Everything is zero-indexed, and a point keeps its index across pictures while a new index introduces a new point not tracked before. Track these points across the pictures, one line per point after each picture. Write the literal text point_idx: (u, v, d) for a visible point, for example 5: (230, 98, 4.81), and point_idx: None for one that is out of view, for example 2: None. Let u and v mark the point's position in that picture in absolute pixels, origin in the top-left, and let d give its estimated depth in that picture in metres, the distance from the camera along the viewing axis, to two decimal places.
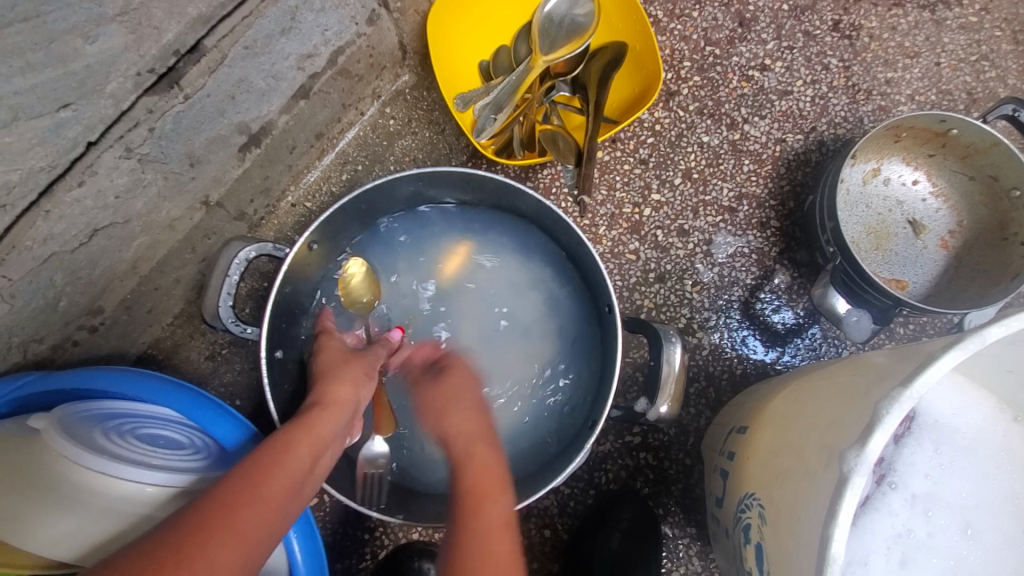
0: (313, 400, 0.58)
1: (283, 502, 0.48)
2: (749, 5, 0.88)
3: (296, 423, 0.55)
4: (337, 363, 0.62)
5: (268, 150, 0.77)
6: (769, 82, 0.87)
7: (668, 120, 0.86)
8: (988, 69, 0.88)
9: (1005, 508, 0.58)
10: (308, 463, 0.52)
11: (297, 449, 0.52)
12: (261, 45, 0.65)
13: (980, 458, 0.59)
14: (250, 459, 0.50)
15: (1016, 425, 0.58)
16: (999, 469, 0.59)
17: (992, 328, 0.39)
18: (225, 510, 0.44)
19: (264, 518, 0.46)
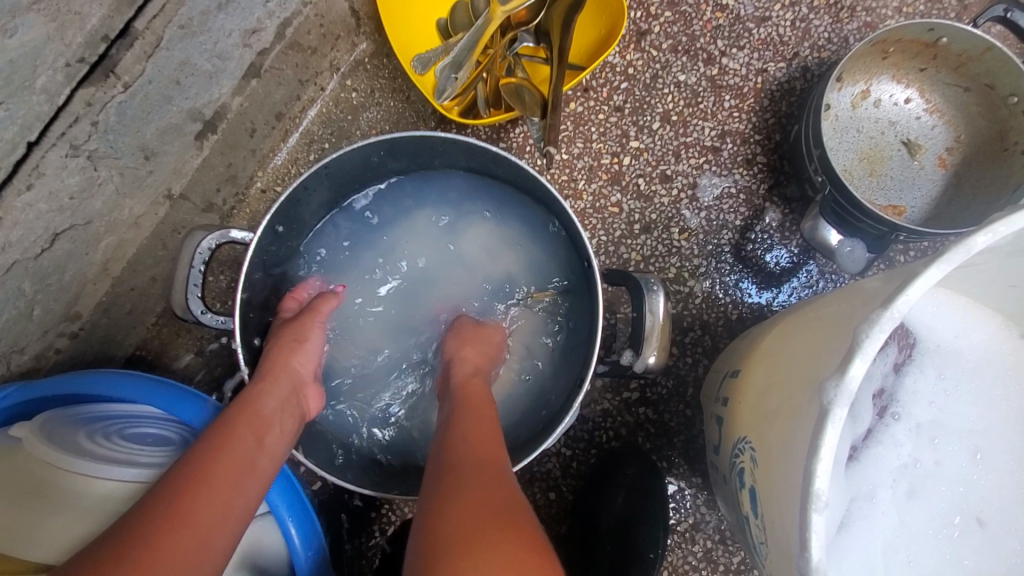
0: (249, 383, 0.57)
1: (237, 482, 0.49)
2: None
3: (233, 409, 0.54)
4: (270, 340, 0.62)
5: (226, 135, 0.75)
6: (746, 9, 0.82)
7: (641, 61, 0.82)
8: None
9: (1015, 429, 0.56)
10: (254, 438, 0.52)
11: (237, 429, 0.52)
12: (198, 23, 0.62)
13: (987, 380, 0.57)
14: (190, 451, 0.50)
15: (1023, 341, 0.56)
16: (1005, 390, 0.57)
17: (977, 233, 0.36)
18: (180, 500, 0.45)
19: (216, 506, 0.46)
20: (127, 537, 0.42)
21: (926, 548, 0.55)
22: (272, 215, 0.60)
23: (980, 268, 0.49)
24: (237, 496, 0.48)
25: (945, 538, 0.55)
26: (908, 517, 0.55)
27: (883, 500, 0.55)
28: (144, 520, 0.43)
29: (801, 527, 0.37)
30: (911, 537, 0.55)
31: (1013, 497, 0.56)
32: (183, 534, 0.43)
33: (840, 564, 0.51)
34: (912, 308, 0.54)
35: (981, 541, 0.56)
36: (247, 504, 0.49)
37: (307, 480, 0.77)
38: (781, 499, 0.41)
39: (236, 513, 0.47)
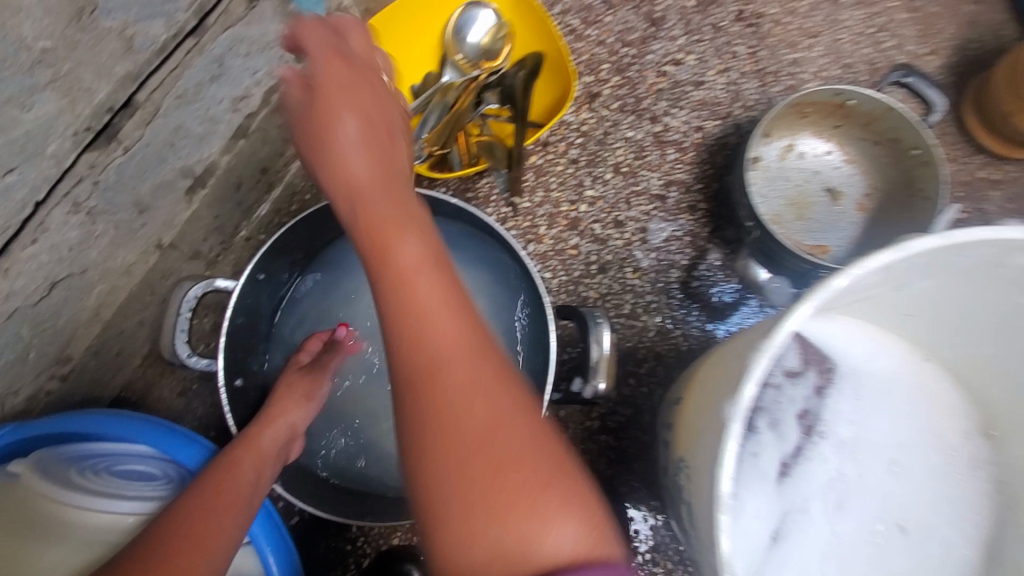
0: (253, 422, 0.66)
1: (232, 513, 0.57)
2: (658, 7, 0.96)
3: (236, 447, 0.63)
4: (279, 384, 0.70)
5: (215, 190, 0.81)
6: (683, 76, 0.94)
7: (593, 120, 0.92)
8: (886, 39, 0.94)
9: (923, 441, 0.64)
10: (252, 477, 0.61)
11: (239, 467, 0.61)
12: (192, 93, 0.69)
13: (896, 399, 0.64)
14: (198, 483, 0.59)
15: (922, 363, 0.64)
16: (911, 406, 0.64)
17: (841, 274, 0.44)
18: (183, 524, 0.54)
19: (211, 533, 0.54)
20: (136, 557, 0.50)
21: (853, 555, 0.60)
22: (254, 263, 0.67)
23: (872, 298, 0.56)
24: (232, 528, 0.56)
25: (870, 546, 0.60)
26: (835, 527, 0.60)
27: (812, 512, 0.60)
28: (152, 545, 0.51)
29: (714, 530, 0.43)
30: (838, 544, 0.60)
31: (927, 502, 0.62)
32: (186, 557, 0.51)
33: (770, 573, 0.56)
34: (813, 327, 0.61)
35: (906, 545, 0.61)
36: (241, 533, 0.57)
37: (285, 514, 0.81)
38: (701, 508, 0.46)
39: (230, 540, 0.55)
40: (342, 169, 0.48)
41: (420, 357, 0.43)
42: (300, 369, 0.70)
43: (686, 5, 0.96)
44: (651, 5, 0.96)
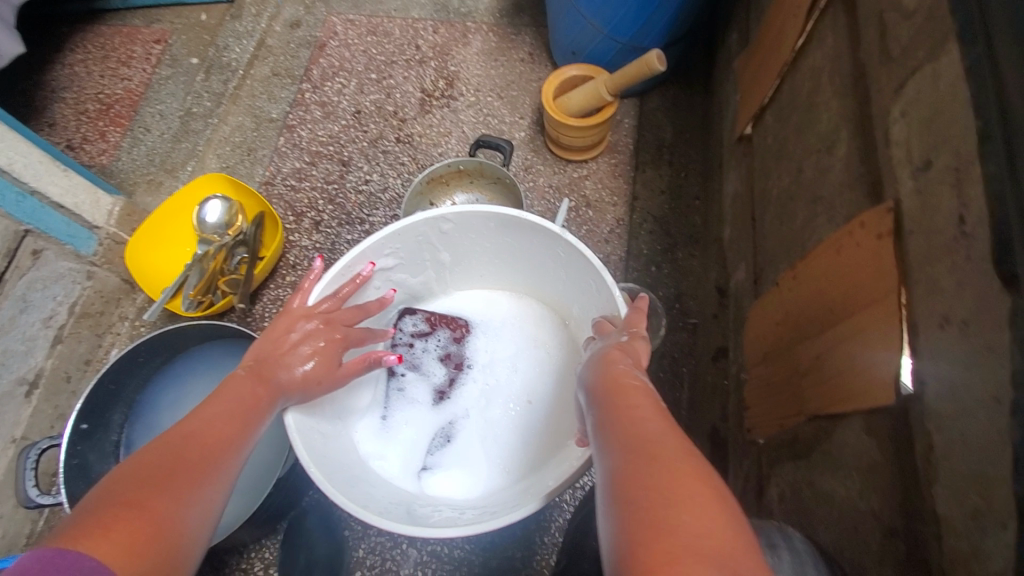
0: (206, 406, 0.64)
1: (146, 535, 0.49)
2: (345, 153, 1.41)
3: (168, 451, 0.57)
4: (228, 382, 0.67)
5: (48, 388, 1.08)
6: (374, 189, 1.37)
7: (322, 238, 1.32)
8: (492, 119, 1.43)
9: (533, 344, 0.92)
10: (189, 482, 0.55)
11: (170, 480, 0.54)
12: (7, 325, 1.01)
13: (511, 324, 0.94)
14: (126, 468, 0.55)
15: (517, 297, 0.96)
16: (523, 326, 0.94)
17: (332, 268, 0.79)
18: (96, 530, 0.47)
19: (120, 544, 0.47)
20: (73, 531, 0.47)
21: (500, 434, 0.86)
22: (77, 415, 0.95)
23: (420, 273, 0.91)
24: (141, 550, 0.48)
25: (513, 426, 0.86)
26: (486, 421, 0.88)
27: (468, 417, 0.88)
28: (90, 520, 0.48)
29: (293, 422, 0.72)
30: (490, 432, 0.87)
31: (542, 380, 0.88)
32: (101, 548, 0.46)
33: (445, 463, 0.84)
34: (428, 306, 0.97)
35: (534, 413, 0.86)
36: (160, 559, 0.49)
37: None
38: (327, 422, 0.80)
39: (139, 558, 0.48)
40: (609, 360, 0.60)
41: (625, 401, 0.54)
42: (247, 381, 0.67)
43: (363, 146, 1.42)
44: (340, 154, 1.41)
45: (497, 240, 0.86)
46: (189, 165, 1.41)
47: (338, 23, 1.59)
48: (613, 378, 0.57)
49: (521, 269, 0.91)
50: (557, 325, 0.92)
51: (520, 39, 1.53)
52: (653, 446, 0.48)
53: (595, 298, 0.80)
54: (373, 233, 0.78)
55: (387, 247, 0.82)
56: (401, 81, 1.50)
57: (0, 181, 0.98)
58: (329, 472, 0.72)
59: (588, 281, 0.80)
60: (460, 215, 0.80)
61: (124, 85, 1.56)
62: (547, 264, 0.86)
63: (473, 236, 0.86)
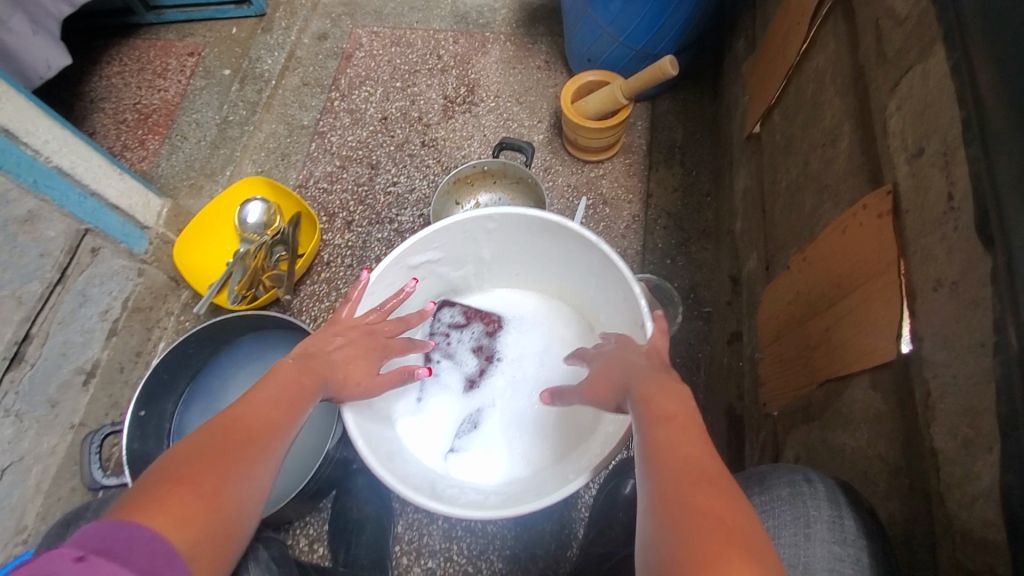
0: (262, 386, 0.67)
1: (207, 506, 0.52)
2: (373, 157, 1.50)
3: (230, 423, 0.60)
4: (278, 368, 0.70)
5: (103, 377, 1.16)
6: (402, 190, 1.45)
7: (354, 237, 1.40)
8: (512, 124, 1.51)
9: (560, 344, 0.99)
10: (248, 454, 0.58)
11: (230, 454, 0.57)
12: (69, 318, 1.09)
13: (539, 324, 1.02)
14: (192, 438, 0.58)
15: (547, 300, 1.04)
16: (552, 326, 1.01)
17: (387, 257, 0.85)
18: (161, 498, 0.50)
19: (185, 513, 0.50)
20: (140, 498, 0.50)
21: (524, 427, 0.94)
22: (136, 401, 1.02)
23: (461, 267, 0.98)
24: (204, 521, 0.51)
25: (537, 416, 0.94)
26: (510, 413, 0.95)
27: (495, 407, 0.96)
28: (158, 486, 0.51)
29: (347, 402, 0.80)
30: (514, 421, 0.94)
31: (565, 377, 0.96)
32: (167, 514, 0.49)
33: (470, 445, 0.92)
34: (464, 299, 1.05)
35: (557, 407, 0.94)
36: (221, 528, 0.52)
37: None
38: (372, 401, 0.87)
39: (201, 528, 0.50)
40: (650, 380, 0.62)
41: (668, 417, 0.56)
42: (295, 369, 0.70)
43: (390, 150, 1.50)
44: (368, 158, 1.49)
45: (537, 244, 0.93)
46: (227, 169, 1.49)
47: (363, 35, 1.68)
48: (654, 393, 0.60)
49: (556, 271, 0.98)
50: (584, 329, 0.99)
51: (537, 47, 1.62)
52: (694, 463, 0.51)
53: (622, 304, 0.87)
54: (426, 227, 0.85)
55: (437, 241, 0.89)
56: (424, 88, 1.58)
57: (66, 183, 1.05)
58: (372, 445, 0.80)
59: (618, 288, 0.88)
60: (507, 216, 0.87)
61: (161, 96, 1.65)
62: (582, 270, 0.93)
63: (514, 238, 0.93)
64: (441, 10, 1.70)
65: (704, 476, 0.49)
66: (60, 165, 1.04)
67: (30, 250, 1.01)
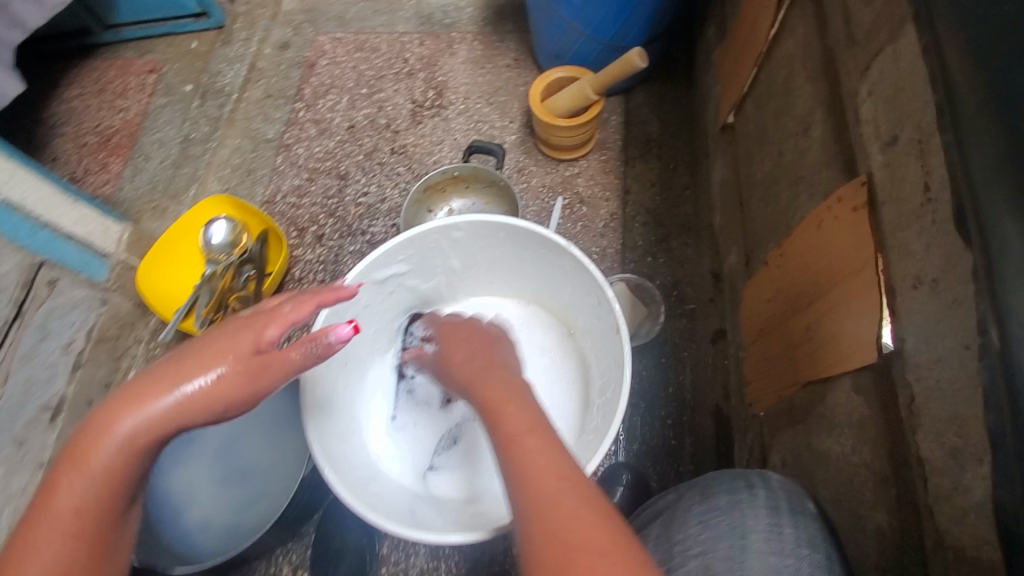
0: (159, 368, 0.64)
1: (67, 537, 0.58)
2: (342, 168, 1.45)
3: (109, 411, 0.61)
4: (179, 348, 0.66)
5: None
6: (373, 201, 1.40)
7: (325, 251, 1.35)
8: (483, 125, 1.47)
9: (539, 351, 0.96)
10: (114, 458, 0.60)
11: (93, 463, 0.59)
12: (27, 356, 1.05)
13: (516, 331, 0.98)
14: (72, 435, 0.61)
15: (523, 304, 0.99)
16: (529, 333, 0.97)
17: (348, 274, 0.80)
18: (27, 533, 0.57)
19: (48, 550, 0.57)
20: (21, 529, 0.58)
21: None
22: None
23: (430, 278, 0.93)
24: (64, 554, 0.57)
25: None
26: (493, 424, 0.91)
27: (475, 420, 0.91)
28: (29, 517, 0.58)
29: (310, 427, 0.76)
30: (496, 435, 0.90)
31: (547, 386, 0.93)
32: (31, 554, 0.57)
33: (451, 464, 0.88)
34: (439, 312, 0.98)
35: None
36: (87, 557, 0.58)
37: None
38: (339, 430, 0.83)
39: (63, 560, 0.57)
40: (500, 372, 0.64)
41: (513, 416, 0.58)
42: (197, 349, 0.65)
43: (359, 159, 1.46)
44: (337, 169, 1.45)
45: (508, 250, 0.89)
46: (191, 189, 1.45)
47: (326, 42, 1.64)
48: (509, 390, 0.61)
49: (529, 277, 0.94)
50: (564, 334, 0.96)
51: (505, 45, 1.58)
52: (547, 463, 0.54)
53: (599, 311, 0.84)
54: (388, 240, 0.81)
55: (401, 255, 0.85)
56: (392, 94, 1.54)
57: (16, 217, 1.02)
58: (345, 479, 0.75)
59: (592, 295, 0.84)
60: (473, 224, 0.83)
61: (122, 116, 1.60)
62: (555, 277, 0.90)
63: (484, 246, 0.89)
64: (404, 12, 1.65)
65: (558, 476, 0.53)
66: (9, 198, 1.00)
67: None
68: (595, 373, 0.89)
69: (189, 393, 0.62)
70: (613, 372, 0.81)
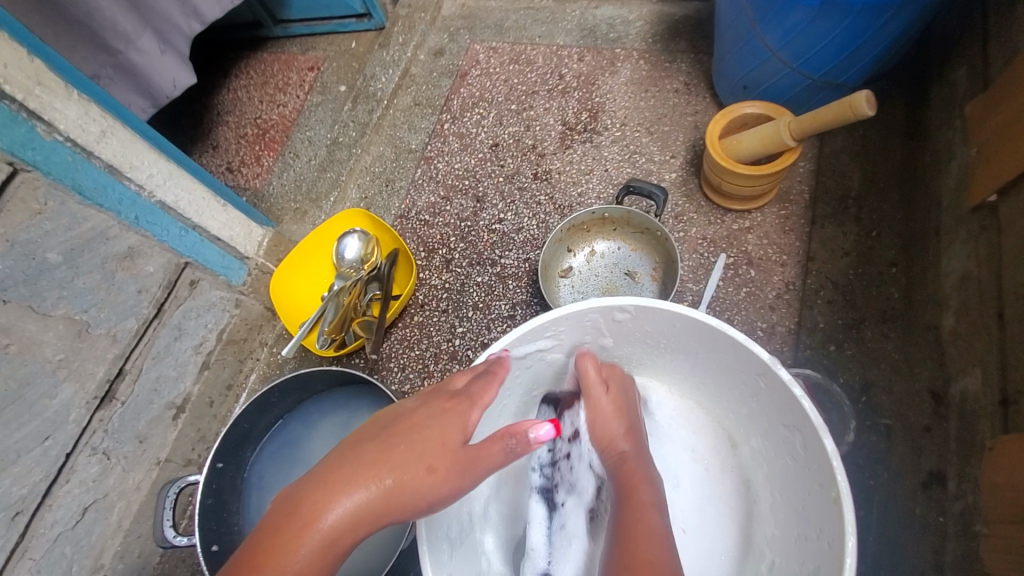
0: (363, 447, 0.62)
1: None
2: (480, 189, 1.36)
3: (318, 486, 0.59)
4: (379, 427, 0.65)
5: (192, 412, 1.11)
6: (507, 229, 1.29)
7: (452, 278, 1.27)
8: (640, 157, 1.30)
9: (689, 460, 0.78)
10: (317, 547, 0.55)
11: (296, 548, 0.54)
12: (163, 353, 1.05)
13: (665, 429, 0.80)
14: (272, 513, 0.58)
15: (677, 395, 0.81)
16: (680, 433, 0.80)
17: (488, 347, 0.70)
18: None
19: None
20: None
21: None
22: (213, 455, 0.95)
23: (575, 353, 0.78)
24: None
25: None
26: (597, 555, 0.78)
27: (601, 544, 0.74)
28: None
29: (423, 531, 0.65)
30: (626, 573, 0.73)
31: (698, 508, 0.76)
32: None
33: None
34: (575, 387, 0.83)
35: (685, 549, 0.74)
36: None
37: None
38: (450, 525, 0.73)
39: None
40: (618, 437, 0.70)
41: (628, 490, 0.64)
42: (400, 432, 0.64)
43: (498, 181, 1.36)
44: (475, 190, 1.36)
45: (679, 340, 0.72)
46: (331, 194, 1.43)
47: (481, 51, 1.55)
48: (631, 466, 0.67)
49: (695, 371, 0.76)
50: (721, 443, 0.77)
51: (675, 67, 1.39)
52: (651, 546, 0.58)
53: (794, 446, 0.66)
54: (540, 315, 0.68)
55: (551, 329, 0.71)
56: (542, 112, 1.42)
57: (168, 219, 1.03)
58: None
59: (788, 423, 0.66)
60: (646, 310, 0.67)
61: (280, 111, 1.63)
62: (732, 383, 0.72)
63: (649, 331, 0.73)
64: (567, 22, 1.52)
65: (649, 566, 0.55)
66: (164, 200, 1.02)
67: (127, 286, 0.98)
68: (768, 513, 0.71)
69: (397, 486, 0.60)
70: (813, 540, 0.63)
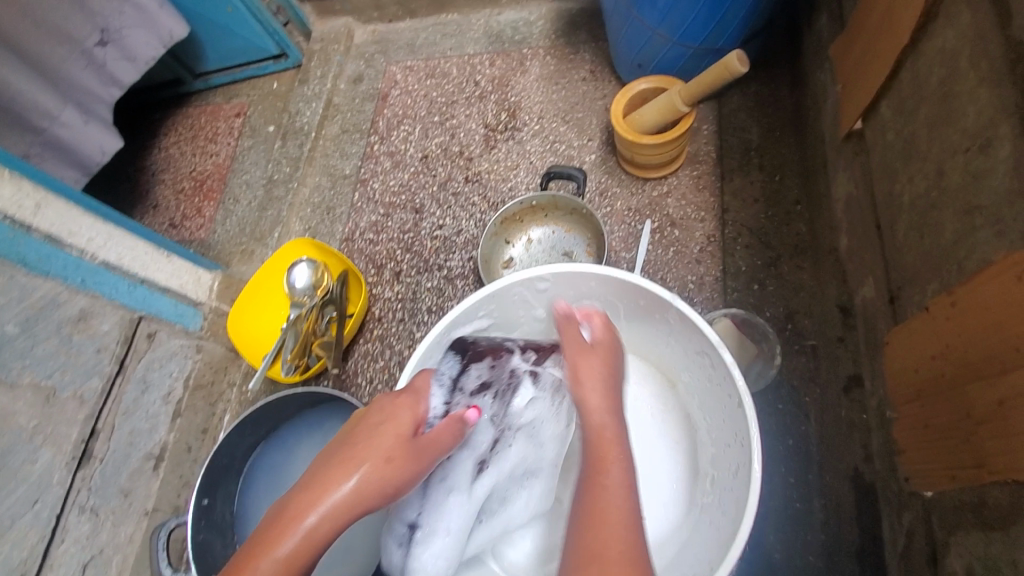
0: (325, 454, 0.61)
1: None
2: (417, 201, 1.42)
3: (290, 494, 0.57)
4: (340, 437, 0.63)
5: (171, 460, 1.11)
6: (449, 233, 1.36)
7: (404, 288, 1.32)
8: (560, 146, 1.38)
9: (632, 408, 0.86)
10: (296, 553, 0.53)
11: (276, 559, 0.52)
12: (133, 407, 1.08)
13: None
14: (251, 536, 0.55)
15: None
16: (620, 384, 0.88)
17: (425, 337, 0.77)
18: None
19: None
20: None
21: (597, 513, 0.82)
22: (197, 492, 0.98)
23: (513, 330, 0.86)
24: None
25: None
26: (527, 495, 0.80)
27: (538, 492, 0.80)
28: None
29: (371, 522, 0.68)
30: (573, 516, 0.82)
31: (645, 449, 0.83)
32: None
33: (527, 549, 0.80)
34: None
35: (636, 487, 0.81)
36: None
37: None
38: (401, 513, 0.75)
39: None
40: (582, 396, 0.67)
41: (597, 448, 0.62)
42: (357, 432, 0.62)
43: (433, 190, 1.42)
44: (413, 202, 1.42)
45: (598, 298, 0.81)
46: (275, 231, 1.47)
47: (397, 71, 1.62)
48: (597, 424, 0.64)
49: (620, 325, 0.85)
50: (659, 386, 0.86)
51: (579, 57, 1.48)
52: (612, 521, 0.57)
53: (707, 369, 0.74)
54: (468, 298, 0.76)
55: (482, 309, 0.79)
56: (463, 119, 1.49)
57: (115, 276, 1.06)
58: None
59: (698, 350, 0.75)
60: (560, 274, 0.76)
61: (214, 161, 1.66)
62: (651, 327, 0.81)
63: (570, 295, 0.82)
64: (473, 31, 1.60)
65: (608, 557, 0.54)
66: (107, 259, 1.05)
67: (86, 347, 1.01)
68: (705, 438, 0.78)
69: (365, 476, 0.57)
70: (734, 449, 0.70)
